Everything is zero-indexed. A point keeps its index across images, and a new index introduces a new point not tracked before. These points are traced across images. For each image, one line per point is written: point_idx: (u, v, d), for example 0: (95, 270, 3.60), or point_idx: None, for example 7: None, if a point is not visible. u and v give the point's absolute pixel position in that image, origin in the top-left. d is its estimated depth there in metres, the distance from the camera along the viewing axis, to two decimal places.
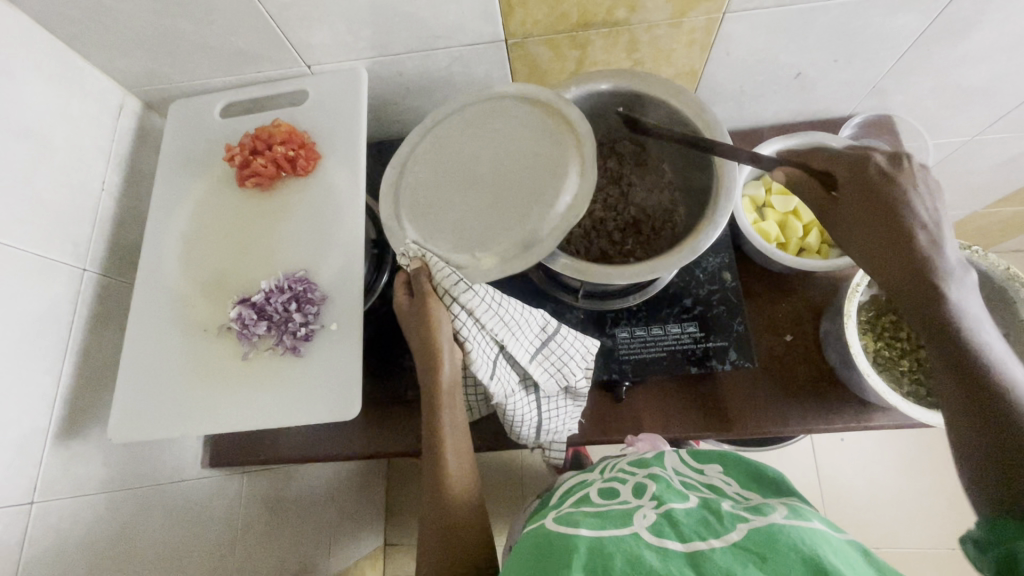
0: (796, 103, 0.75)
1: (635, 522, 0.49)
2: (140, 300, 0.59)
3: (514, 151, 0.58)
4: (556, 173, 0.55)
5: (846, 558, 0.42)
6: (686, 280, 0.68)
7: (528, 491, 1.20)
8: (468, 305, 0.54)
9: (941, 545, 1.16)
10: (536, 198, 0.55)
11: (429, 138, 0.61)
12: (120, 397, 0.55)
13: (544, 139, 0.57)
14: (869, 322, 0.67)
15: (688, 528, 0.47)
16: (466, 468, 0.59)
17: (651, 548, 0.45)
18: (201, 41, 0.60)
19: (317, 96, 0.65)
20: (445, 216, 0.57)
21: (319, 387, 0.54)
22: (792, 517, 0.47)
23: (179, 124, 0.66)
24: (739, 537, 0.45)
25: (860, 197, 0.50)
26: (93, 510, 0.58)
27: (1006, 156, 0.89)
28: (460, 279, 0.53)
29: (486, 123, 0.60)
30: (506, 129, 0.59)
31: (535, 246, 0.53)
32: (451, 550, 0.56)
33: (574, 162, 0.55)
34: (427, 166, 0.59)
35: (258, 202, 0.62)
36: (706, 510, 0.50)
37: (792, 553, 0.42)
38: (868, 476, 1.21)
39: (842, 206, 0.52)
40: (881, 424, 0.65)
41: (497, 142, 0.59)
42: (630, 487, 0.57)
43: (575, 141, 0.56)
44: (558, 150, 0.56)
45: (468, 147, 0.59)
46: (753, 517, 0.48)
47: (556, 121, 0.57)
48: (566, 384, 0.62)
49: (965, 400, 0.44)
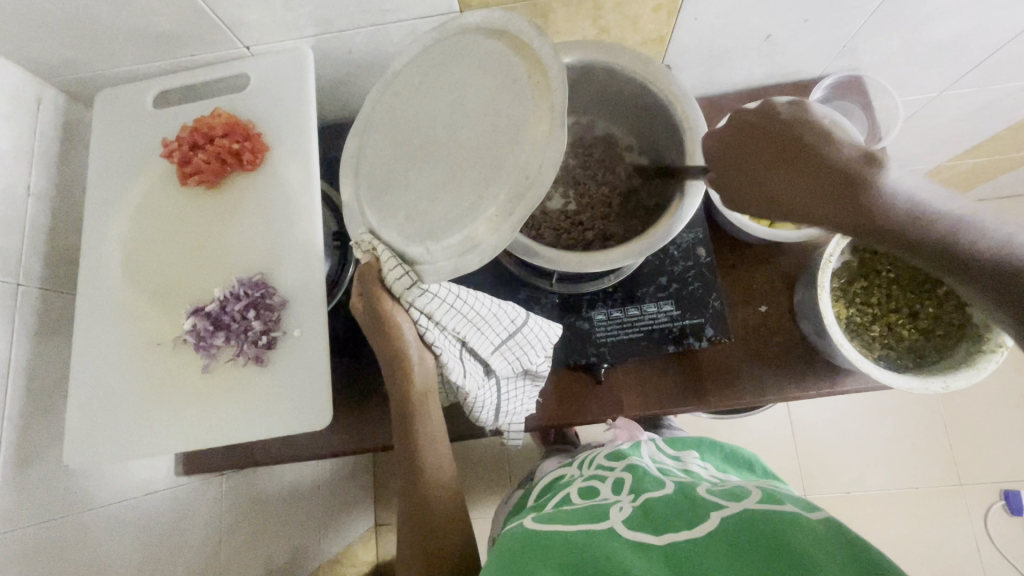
0: (767, 65, 0.72)
1: (611, 517, 0.53)
2: (86, 313, 0.55)
3: (476, 108, 0.48)
4: (517, 138, 0.46)
5: (812, 537, 0.45)
6: (660, 258, 0.67)
7: (513, 465, 1.22)
8: (427, 308, 0.53)
9: (905, 485, 1.23)
10: (496, 171, 0.46)
11: (390, 99, 0.53)
12: (77, 418, 0.53)
13: (508, 90, 0.47)
14: (842, 288, 0.67)
15: (663, 519, 0.52)
16: (444, 468, 0.58)
17: (626, 541, 0.49)
18: (121, 23, 0.54)
19: (260, 79, 0.60)
20: (400, 197, 0.51)
21: (287, 397, 0.52)
22: (765, 501, 0.51)
23: (108, 116, 0.60)
24: (713, 526, 0.49)
25: (764, 153, 0.47)
26: (60, 535, 0.56)
27: (968, 110, 0.89)
28: (413, 281, 0.50)
29: (450, 71, 0.50)
30: (468, 77, 0.49)
31: (493, 233, 0.45)
32: (428, 545, 0.56)
33: (541, 123, 0.45)
34: (386, 135, 0.52)
35: (204, 201, 0.58)
36: (681, 499, 0.54)
37: (761, 538, 0.46)
38: (838, 425, 1.26)
39: (748, 164, 0.48)
40: (851, 387, 0.66)
41: (457, 97, 0.49)
42: (609, 482, 0.62)
43: (544, 91, 0.46)
44: (523, 106, 0.46)
45: (429, 104, 0.51)
46: (728, 501, 0.53)
47: (522, 65, 0.47)
48: (526, 367, 0.60)
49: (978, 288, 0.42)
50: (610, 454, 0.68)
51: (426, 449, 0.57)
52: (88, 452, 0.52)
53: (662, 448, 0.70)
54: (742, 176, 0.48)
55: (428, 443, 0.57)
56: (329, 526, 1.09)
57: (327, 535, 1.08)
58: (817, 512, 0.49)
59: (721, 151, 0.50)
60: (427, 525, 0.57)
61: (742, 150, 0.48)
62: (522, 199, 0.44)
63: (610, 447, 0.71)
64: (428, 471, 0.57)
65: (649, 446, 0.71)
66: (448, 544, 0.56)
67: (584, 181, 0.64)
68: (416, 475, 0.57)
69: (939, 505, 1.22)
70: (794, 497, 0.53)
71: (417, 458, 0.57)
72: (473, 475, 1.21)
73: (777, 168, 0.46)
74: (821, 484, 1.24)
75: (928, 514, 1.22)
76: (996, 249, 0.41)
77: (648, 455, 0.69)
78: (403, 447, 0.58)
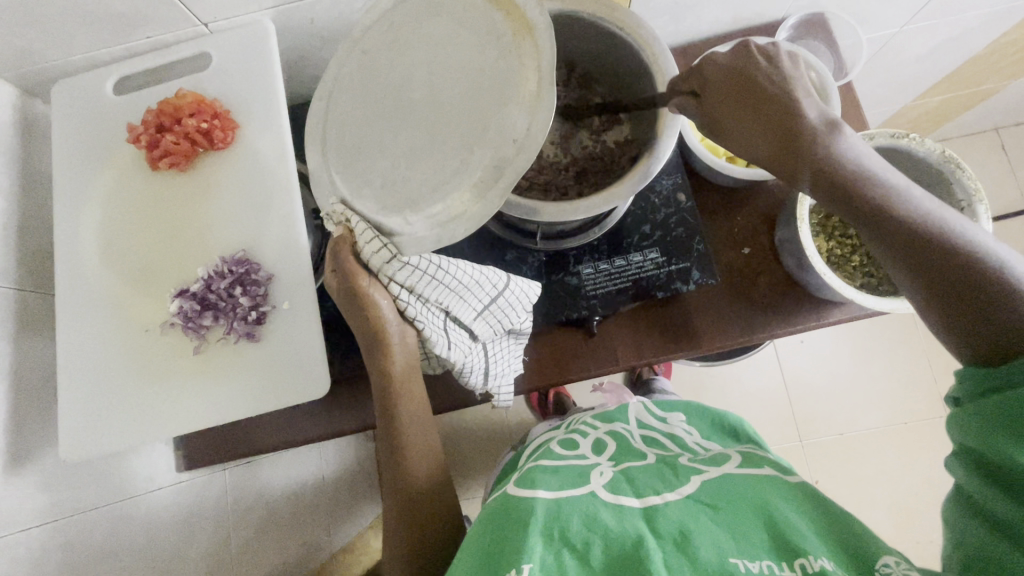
0: (733, 12, 0.72)
1: (593, 482, 0.53)
2: (68, 310, 0.54)
3: (456, 67, 0.47)
4: (503, 101, 0.45)
5: (793, 504, 0.47)
6: (642, 207, 0.68)
7: (513, 438, 1.23)
8: (407, 282, 0.52)
9: (896, 422, 1.27)
10: (479, 135, 0.45)
11: (358, 59, 0.50)
12: (67, 413, 0.52)
13: (492, 49, 0.46)
14: (820, 224, 0.69)
15: (647, 484, 0.53)
16: (428, 451, 0.58)
17: (607, 507, 0.49)
18: (71, 6, 0.51)
19: (221, 57, 0.59)
20: (375, 165, 0.48)
21: (283, 371, 0.52)
22: (745, 466, 0.53)
23: (68, 107, 0.58)
24: (692, 489, 0.50)
25: (742, 106, 0.47)
26: (62, 535, 0.55)
27: (930, 46, 0.90)
28: (393, 254, 0.49)
29: (423, 28, 0.49)
30: (446, 32, 0.48)
31: (490, 190, 0.45)
32: (410, 525, 0.56)
33: (532, 79, 0.44)
34: (356, 100, 0.50)
35: (178, 184, 0.57)
36: (662, 465, 0.55)
37: (744, 504, 0.47)
38: (828, 371, 1.29)
39: (725, 112, 0.48)
40: (836, 318, 0.68)
41: (433, 56, 0.48)
42: (591, 441, 0.63)
43: (530, 47, 0.45)
44: (507, 68, 0.45)
45: (401, 62, 0.49)
46: (708, 468, 0.54)
47: (505, 20, 0.46)
48: (510, 327, 0.60)
49: (949, 296, 0.41)
50: (597, 415, 0.69)
51: (411, 433, 0.57)
52: (85, 449, 0.51)
53: (650, 407, 0.69)
54: (739, 118, 0.47)
55: (411, 430, 0.57)
56: (340, 514, 1.09)
57: (338, 523, 1.08)
58: (792, 475, 0.51)
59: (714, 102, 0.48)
60: (412, 510, 0.56)
61: (739, 96, 0.48)
62: (508, 165, 0.44)
63: (596, 412, 0.71)
64: (410, 455, 0.57)
65: (636, 405, 0.70)
66: (430, 520, 0.56)
67: (573, 132, 0.65)
68: (399, 465, 0.57)
69: (928, 437, 1.26)
70: (772, 460, 0.55)
71: (400, 446, 0.57)
72: (477, 453, 1.22)
73: (756, 116, 0.47)
74: (815, 429, 1.27)
75: (920, 447, 1.25)
76: (958, 250, 0.41)
77: (634, 417, 0.67)
78: (386, 432, 0.57)
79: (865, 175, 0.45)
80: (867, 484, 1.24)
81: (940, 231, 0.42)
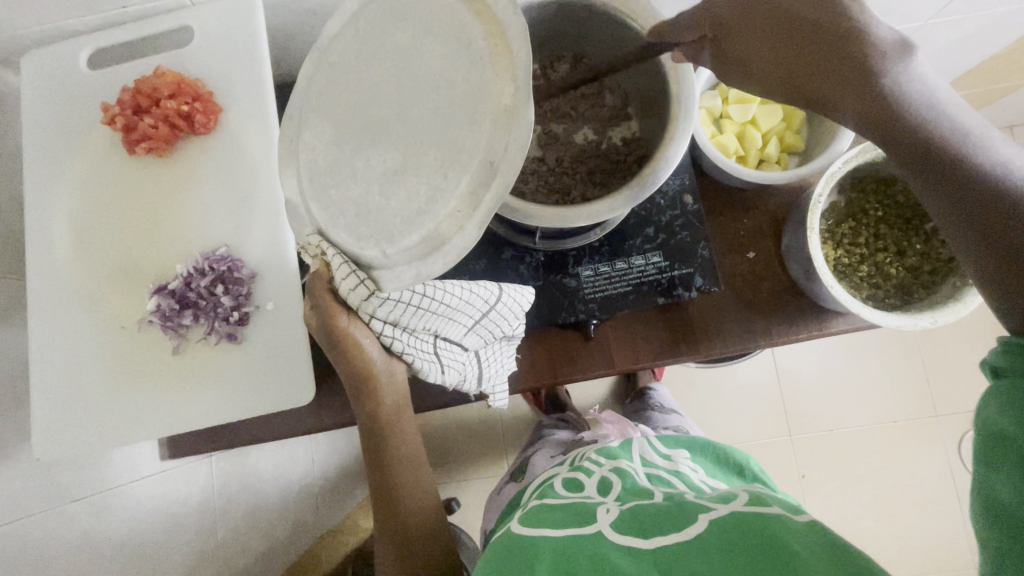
0: None
1: (599, 521, 0.52)
2: (41, 300, 0.51)
3: (423, 81, 0.40)
4: (474, 118, 0.38)
5: (801, 539, 0.45)
6: (646, 208, 0.65)
7: (505, 424, 1.22)
8: (390, 317, 0.49)
9: (886, 420, 1.27)
10: (454, 159, 0.39)
11: (321, 64, 0.44)
12: (42, 408, 0.50)
13: (462, 59, 0.39)
14: (830, 230, 0.66)
15: (652, 523, 0.51)
16: (422, 481, 0.58)
17: (617, 548, 0.48)
18: None
19: (202, 33, 0.54)
20: (349, 191, 0.42)
21: (266, 374, 0.51)
22: (751, 504, 0.51)
23: (37, 81, 0.54)
24: (701, 529, 0.49)
25: (762, 35, 0.40)
26: (39, 529, 0.53)
27: (956, 38, 0.86)
28: (372, 291, 0.44)
29: (387, 36, 0.42)
30: (417, 37, 0.41)
31: (468, 223, 0.38)
32: (409, 554, 0.56)
33: (507, 93, 0.37)
34: (324, 106, 0.44)
35: (157, 170, 0.53)
36: (668, 503, 0.54)
37: (759, 548, 0.45)
38: (823, 367, 1.29)
39: (742, 45, 0.41)
40: (839, 328, 0.66)
41: (400, 64, 0.41)
42: (596, 481, 0.61)
43: (505, 58, 0.38)
44: (479, 82, 0.38)
45: (366, 74, 0.42)
46: (717, 505, 0.52)
47: (477, 24, 0.38)
48: (503, 334, 0.58)
49: (970, 234, 0.37)
50: (600, 452, 0.66)
51: (403, 463, 0.56)
52: (61, 447, 0.49)
53: (655, 445, 0.67)
54: (764, 56, 0.40)
55: (404, 461, 0.56)
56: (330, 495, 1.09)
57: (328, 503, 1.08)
58: (802, 516, 0.49)
59: (732, 31, 0.41)
60: (410, 542, 0.56)
61: (760, 27, 0.40)
62: (484, 193, 0.37)
63: (598, 446, 0.69)
64: (404, 484, 0.56)
65: (640, 442, 0.68)
66: (429, 550, 0.57)
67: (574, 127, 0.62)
68: (394, 497, 0.56)
69: (916, 436, 1.26)
70: (780, 499, 0.53)
71: (393, 479, 0.56)
72: (468, 438, 1.22)
73: (786, 46, 0.39)
74: (805, 424, 1.27)
75: (907, 445, 1.26)
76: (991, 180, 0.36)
77: (638, 455, 0.66)
78: (379, 466, 0.56)
79: (912, 101, 0.37)
80: (852, 478, 1.25)
81: (976, 161, 0.37)
